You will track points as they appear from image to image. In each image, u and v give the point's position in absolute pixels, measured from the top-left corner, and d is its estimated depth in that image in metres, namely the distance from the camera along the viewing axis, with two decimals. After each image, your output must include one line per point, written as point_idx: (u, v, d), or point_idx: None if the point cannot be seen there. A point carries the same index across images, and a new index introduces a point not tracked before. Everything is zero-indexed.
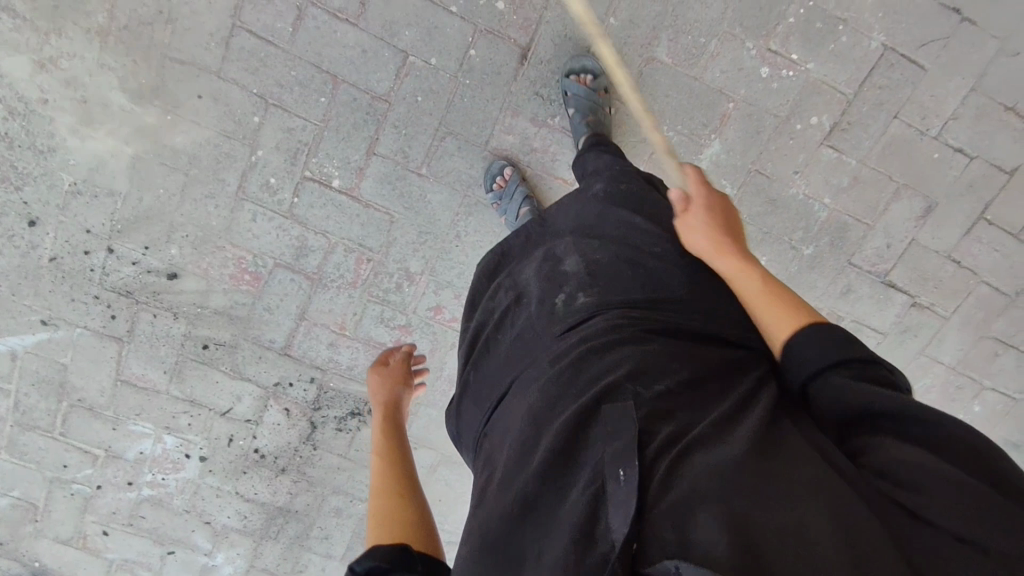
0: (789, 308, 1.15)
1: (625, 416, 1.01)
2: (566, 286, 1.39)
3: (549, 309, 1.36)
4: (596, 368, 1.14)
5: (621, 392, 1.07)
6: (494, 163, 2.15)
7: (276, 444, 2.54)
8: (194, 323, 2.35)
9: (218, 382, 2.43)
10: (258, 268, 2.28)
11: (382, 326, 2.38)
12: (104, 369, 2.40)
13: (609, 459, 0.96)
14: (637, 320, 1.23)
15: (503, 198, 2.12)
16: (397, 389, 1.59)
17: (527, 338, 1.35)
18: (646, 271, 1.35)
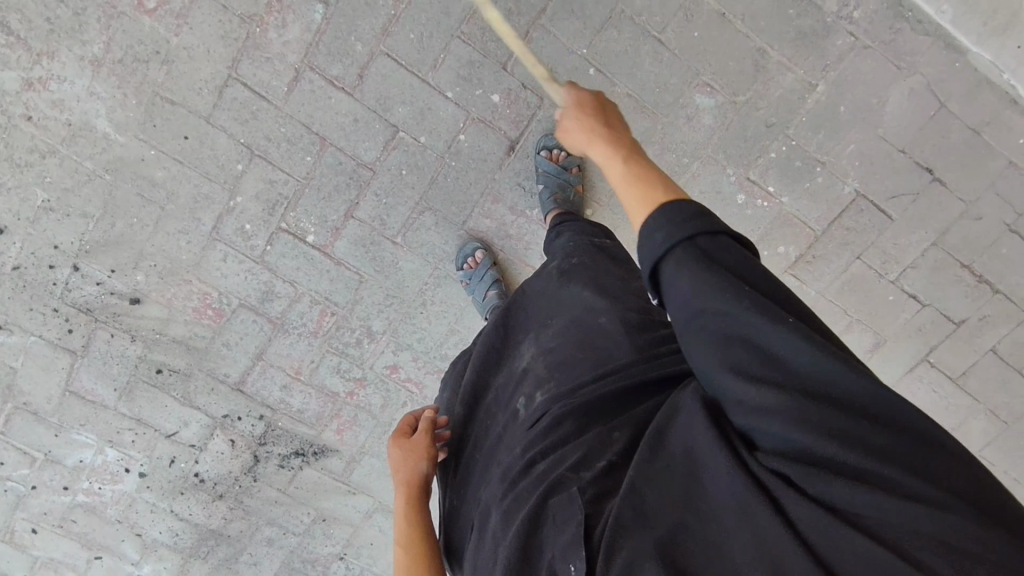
0: (646, 192, 1.07)
1: (569, 508, 1.04)
2: (524, 386, 1.45)
3: (513, 414, 1.42)
4: (542, 466, 1.18)
5: (563, 483, 1.10)
6: (467, 244, 2.19)
7: (216, 471, 2.56)
8: (151, 347, 2.37)
9: (168, 406, 2.46)
10: (222, 306, 2.30)
11: (337, 376, 2.41)
12: (53, 378, 2.40)
13: (558, 560, 0.99)
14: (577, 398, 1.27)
15: (472, 279, 2.14)
16: (421, 463, 1.45)
17: (498, 443, 1.41)
18: (595, 347, 1.39)
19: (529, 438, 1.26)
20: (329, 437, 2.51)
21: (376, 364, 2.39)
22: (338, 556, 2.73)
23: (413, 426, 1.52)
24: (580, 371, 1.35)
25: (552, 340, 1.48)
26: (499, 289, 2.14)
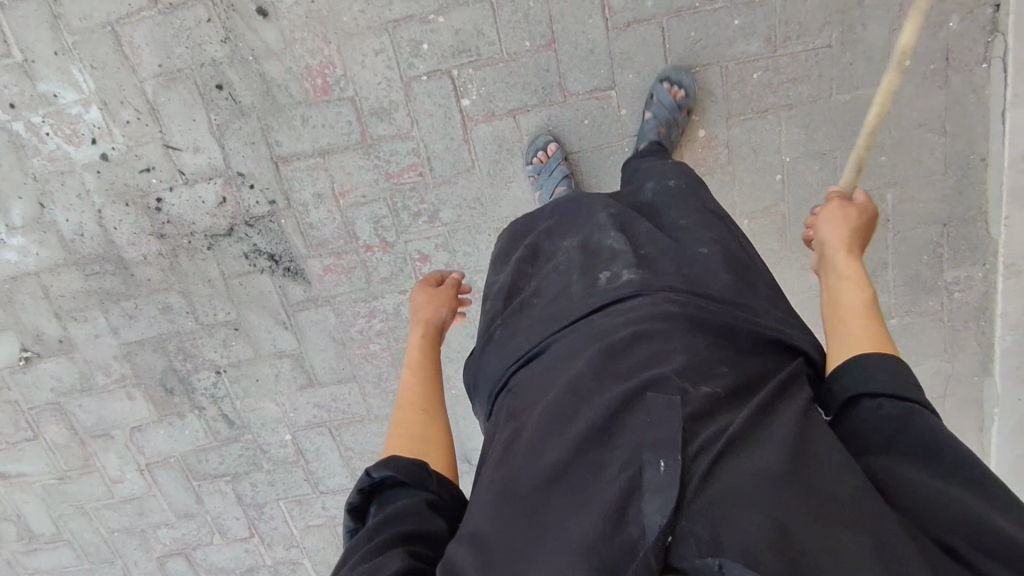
0: (870, 328, 1.23)
1: (670, 410, 1.03)
2: (609, 267, 1.39)
3: (588, 282, 1.37)
4: (640, 358, 1.15)
5: (667, 387, 1.09)
6: (540, 137, 2.12)
7: (180, 213, 2.28)
8: (233, 61, 2.09)
9: (195, 123, 2.17)
10: (335, 87, 2.10)
11: (371, 225, 2.28)
12: (109, 3, 2.04)
13: (647, 448, 0.99)
14: (681, 307, 1.24)
15: (541, 173, 2.08)
16: (442, 308, 1.67)
17: (563, 306, 1.35)
18: (692, 270, 1.35)
19: (624, 322, 1.23)
20: (312, 266, 2.34)
21: (412, 243, 2.30)
22: (216, 368, 2.51)
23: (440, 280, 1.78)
24: (673, 280, 1.31)
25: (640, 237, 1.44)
26: (568, 186, 2.08)
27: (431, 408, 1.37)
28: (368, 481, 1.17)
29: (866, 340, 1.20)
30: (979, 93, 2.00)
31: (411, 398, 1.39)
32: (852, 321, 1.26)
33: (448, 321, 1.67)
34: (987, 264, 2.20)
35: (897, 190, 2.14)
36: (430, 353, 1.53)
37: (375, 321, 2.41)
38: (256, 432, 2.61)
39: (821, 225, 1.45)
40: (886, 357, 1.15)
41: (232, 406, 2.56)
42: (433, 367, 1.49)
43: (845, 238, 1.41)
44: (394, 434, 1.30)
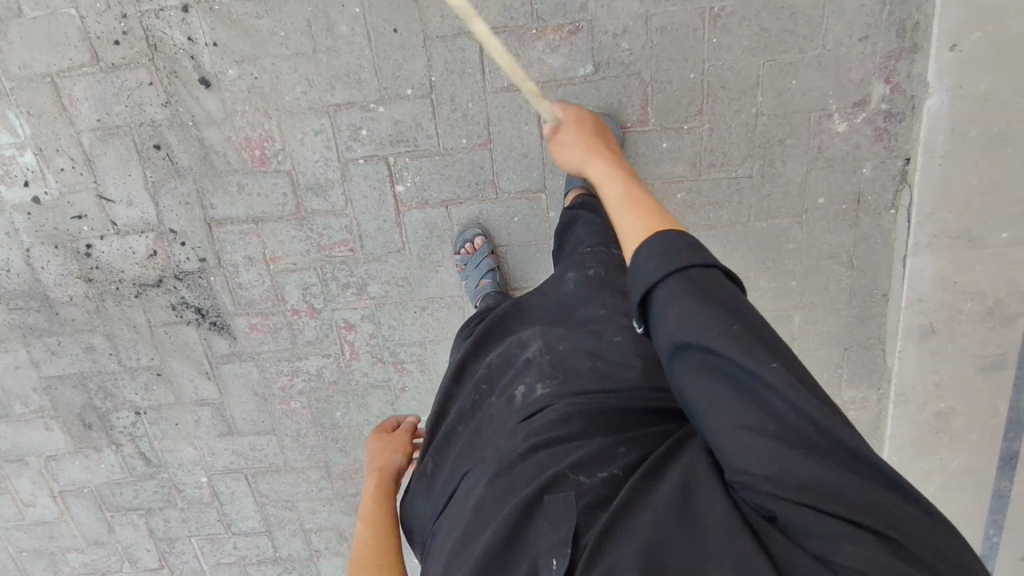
0: (647, 210, 1.15)
1: (565, 511, 1.10)
2: (524, 376, 1.40)
3: (506, 398, 1.39)
4: (541, 461, 1.20)
5: (564, 483, 1.14)
6: (467, 229, 2.18)
7: (109, 261, 2.29)
8: (172, 124, 2.10)
9: (130, 178, 2.18)
10: (272, 159, 2.13)
11: (300, 292, 2.32)
12: (48, 55, 2.03)
13: (543, 553, 1.05)
14: (584, 406, 1.26)
15: (468, 265, 2.14)
16: (397, 453, 1.63)
17: (486, 415, 1.41)
18: (606, 362, 1.35)
19: (529, 430, 1.27)
20: (238, 322, 2.37)
21: (339, 312, 2.34)
22: (135, 409, 2.53)
23: (395, 426, 1.74)
24: (586, 380, 1.33)
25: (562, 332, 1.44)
26: (492, 279, 2.14)
27: (386, 566, 1.34)
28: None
29: (640, 223, 1.12)
30: (886, 234, 2.12)
31: (364, 556, 1.36)
32: (621, 213, 1.18)
33: (404, 467, 1.63)
34: (881, 389, 2.33)
35: (803, 313, 2.25)
36: (387, 500, 1.50)
37: (297, 380, 2.46)
38: (172, 471, 2.64)
39: (560, 138, 1.45)
40: (673, 231, 1.06)
41: (149, 445, 2.59)
42: (387, 519, 1.46)
43: (586, 142, 1.41)
44: None
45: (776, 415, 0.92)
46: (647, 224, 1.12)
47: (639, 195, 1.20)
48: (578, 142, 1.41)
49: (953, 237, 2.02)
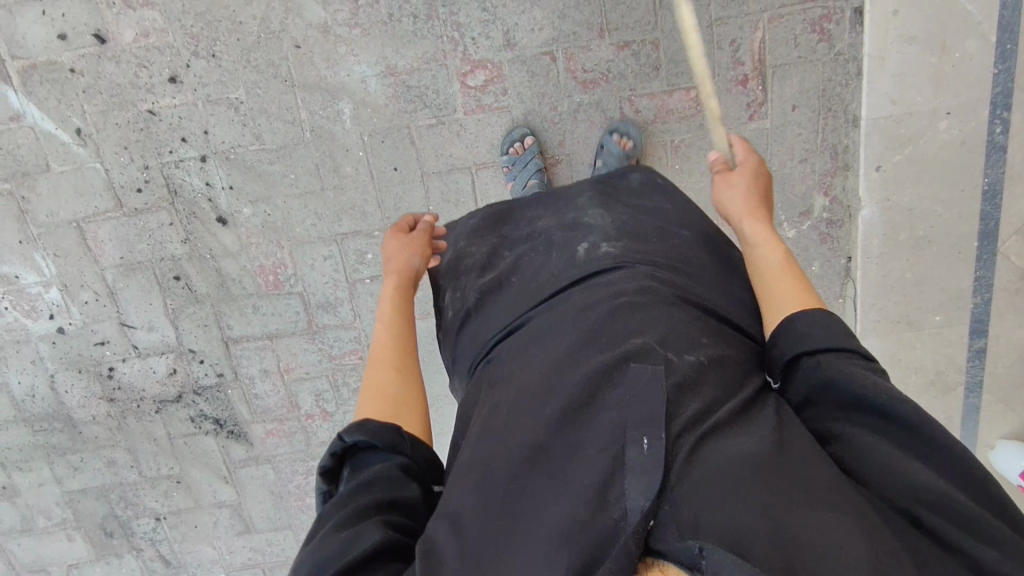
0: (800, 289, 1.20)
1: (654, 380, 1.02)
2: (589, 238, 1.42)
3: (567, 253, 1.41)
4: (620, 331, 1.13)
5: (651, 358, 1.07)
6: (515, 129, 2.14)
7: (131, 382, 2.44)
8: (191, 258, 2.29)
9: (152, 307, 2.35)
10: (286, 282, 2.33)
11: (313, 398, 2.49)
12: (74, 204, 2.21)
13: (631, 424, 0.96)
14: (662, 280, 1.26)
15: (515, 165, 2.11)
16: (414, 257, 1.58)
17: (537, 294, 1.36)
18: (672, 244, 1.40)
19: (609, 299, 1.22)
20: (255, 429, 2.53)
21: (349, 414, 2.51)
22: (156, 515, 2.65)
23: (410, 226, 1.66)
24: (655, 254, 1.35)
25: (619, 216, 1.47)
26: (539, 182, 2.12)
27: (406, 371, 1.32)
28: (340, 445, 1.12)
29: (794, 301, 1.17)
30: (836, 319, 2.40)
31: (384, 358, 1.35)
32: (774, 282, 1.23)
33: (422, 270, 1.59)
34: None
35: None
36: (405, 307, 1.48)
37: (312, 478, 2.61)
38: (192, 570, 2.75)
39: (729, 177, 1.43)
40: (817, 312, 1.11)
41: (169, 548, 2.71)
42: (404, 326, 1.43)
43: (753, 190, 1.39)
44: (366, 393, 1.26)
45: (914, 444, 0.95)
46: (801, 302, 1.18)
47: (793, 269, 1.25)
48: (746, 190, 1.39)
49: (894, 321, 2.32)
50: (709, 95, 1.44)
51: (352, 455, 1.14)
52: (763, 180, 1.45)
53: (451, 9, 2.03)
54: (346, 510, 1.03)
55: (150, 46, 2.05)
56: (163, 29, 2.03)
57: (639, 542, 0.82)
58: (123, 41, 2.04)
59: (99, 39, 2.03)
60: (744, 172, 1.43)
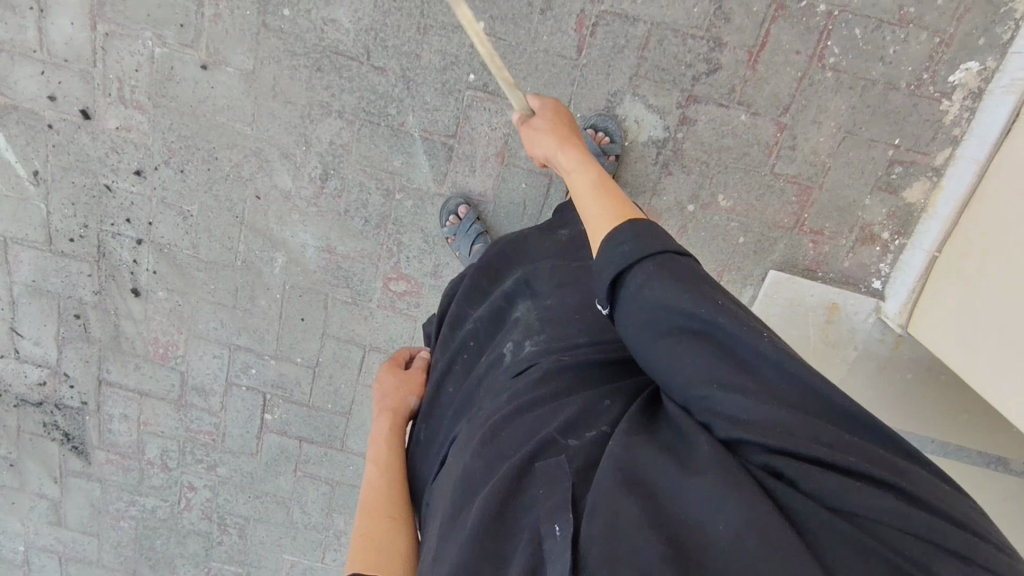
0: (612, 200, 1.23)
1: (559, 474, 0.97)
2: (513, 336, 1.35)
3: (495, 358, 1.35)
4: (529, 424, 1.09)
5: (554, 446, 1.02)
6: (451, 201, 2.18)
7: (4, 375, 2.64)
8: (96, 307, 2.48)
9: (44, 329, 2.54)
10: (172, 359, 2.56)
11: (159, 450, 2.73)
12: (8, 226, 2.36)
13: (543, 520, 0.92)
14: (573, 362, 1.19)
15: (455, 235, 2.14)
16: (410, 395, 1.57)
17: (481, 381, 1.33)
18: (594, 316, 1.29)
19: (513, 398, 1.18)
20: (97, 454, 2.76)
21: (185, 475, 2.77)
22: None
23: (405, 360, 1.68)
24: (571, 335, 1.26)
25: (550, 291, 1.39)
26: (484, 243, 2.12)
27: (393, 511, 1.28)
28: None
29: (611, 213, 1.18)
30: None
31: (373, 506, 1.29)
32: (587, 199, 1.26)
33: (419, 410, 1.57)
34: None
35: None
36: (396, 444, 1.46)
37: (132, 508, 2.86)
38: None
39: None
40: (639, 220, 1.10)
41: None
42: (398, 468, 1.41)
43: (410, 383, 1.58)
44: (356, 543, 1.20)
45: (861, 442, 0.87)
46: (616, 215, 1.18)
47: (607, 183, 1.29)
48: (404, 386, 1.58)
49: None
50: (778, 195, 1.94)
51: None
52: (412, 404, 1.56)
53: (398, 228, 2.26)
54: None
55: (128, 140, 2.20)
56: (145, 132, 2.18)
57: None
58: (106, 125, 2.18)
59: (84, 115, 2.16)
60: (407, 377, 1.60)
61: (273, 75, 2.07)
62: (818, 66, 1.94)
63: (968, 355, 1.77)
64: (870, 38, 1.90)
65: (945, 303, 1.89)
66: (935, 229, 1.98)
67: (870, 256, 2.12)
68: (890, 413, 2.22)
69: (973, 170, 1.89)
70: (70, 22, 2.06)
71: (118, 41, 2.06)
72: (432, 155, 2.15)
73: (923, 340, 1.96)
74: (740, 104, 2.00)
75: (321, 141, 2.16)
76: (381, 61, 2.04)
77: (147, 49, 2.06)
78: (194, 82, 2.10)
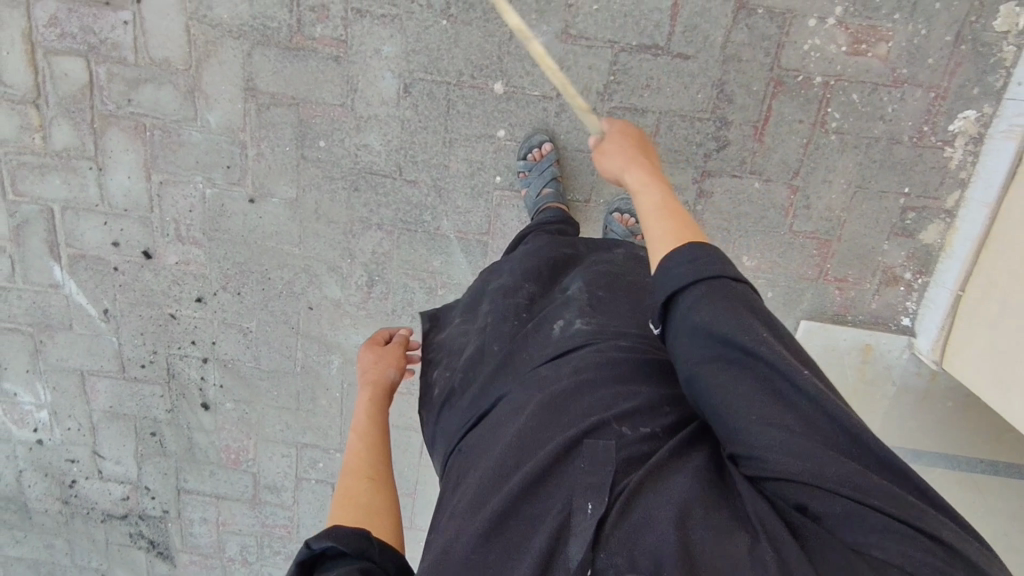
0: (679, 222, 1.22)
1: (602, 454, 1.05)
2: (564, 313, 1.40)
3: (542, 327, 1.39)
4: (586, 402, 1.15)
5: (605, 429, 1.09)
6: (535, 135, 2.09)
7: (89, 494, 2.81)
8: (170, 423, 2.65)
9: (124, 448, 2.71)
10: (243, 462, 2.70)
11: (239, 547, 2.88)
12: (83, 360, 2.54)
13: (577, 493, 1.01)
14: (633, 351, 1.26)
15: (531, 171, 2.07)
16: (391, 368, 1.66)
17: (524, 353, 1.37)
18: (646, 318, 1.37)
19: (570, 371, 1.24)
20: (181, 556, 2.92)
21: (265, 567, 2.91)
22: None
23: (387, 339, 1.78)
24: (626, 329, 1.33)
25: (610, 289, 1.45)
26: (555, 190, 2.07)
27: (375, 480, 1.34)
28: (307, 553, 1.06)
29: (668, 234, 1.19)
30: None
31: (355, 471, 1.35)
32: (652, 219, 1.26)
33: (398, 381, 1.66)
34: None
35: None
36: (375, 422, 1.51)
37: None
38: None
39: (601, 152, 1.54)
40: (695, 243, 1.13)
41: None
42: (378, 438, 1.47)
43: (386, 358, 1.68)
44: (339, 502, 1.26)
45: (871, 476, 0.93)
46: (675, 233, 1.19)
47: (671, 205, 1.29)
48: (377, 360, 1.67)
49: None
50: (574, 93, 1.54)
51: (320, 565, 1.07)
52: (389, 376, 1.64)
53: None
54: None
55: (187, 271, 2.37)
56: (203, 263, 2.36)
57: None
58: (168, 261, 2.36)
59: (146, 255, 2.35)
60: (385, 353, 1.69)
61: (315, 199, 2.24)
62: (822, 131, 2.05)
63: (1003, 398, 1.84)
64: (868, 100, 2.01)
65: (973, 342, 1.98)
66: (955, 268, 2.07)
67: (896, 296, 2.21)
68: (937, 440, 2.27)
69: (985, 214, 1.98)
70: (127, 175, 2.23)
71: (171, 188, 2.24)
72: (469, 251, 2.28)
73: (960, 377, 2.03)
74: (752, 173, 2.12)
75: (365, 251, 2.31)
76: (413, 174, 2.18)
77: (199, 191, 2.24)
78: (244, 215, 2.27)
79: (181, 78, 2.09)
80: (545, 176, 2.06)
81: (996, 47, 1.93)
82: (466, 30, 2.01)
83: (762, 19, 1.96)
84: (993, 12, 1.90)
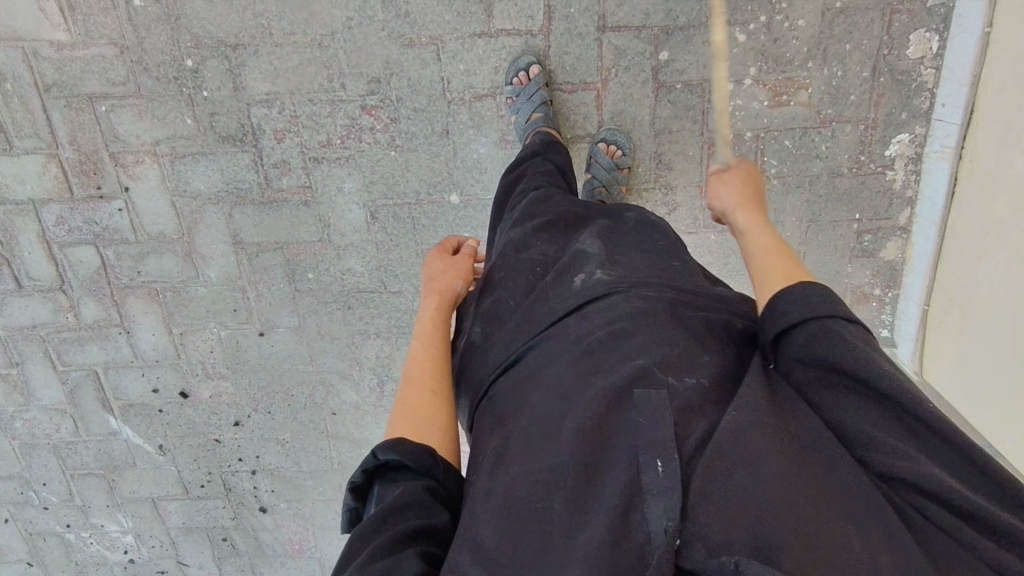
0: (788, 261, 1.19)
1: (660, 406, 1.00)
2: (584, 261, 1.35)
3: (562, 275, 1.34)
4: (626, 349, 1.12)
5: (653, 380, 1.05)
6: (522, 57, 2.03)
7: None
8: (236, 527, 2.94)
9: (203, 554, 3.02)
10: (307, 549, 2.97)
11: None
12: (152, 488, 2.86)
13: (642, 450, 0.96)
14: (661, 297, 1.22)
15: (520, 95, 2.00)
16: (457, 281, 1.55)
17: (541, 291, 1.34)
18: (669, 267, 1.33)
19: (599, 318, 1.20)
20: None
21: None
22: None
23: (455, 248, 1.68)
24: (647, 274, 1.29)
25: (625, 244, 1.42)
26: (544, 115, 2.02)
27: (436, 387, 1.28)
28: (374, 462, 1.13)
29: (782, 273, 1.16)
30: None
31: (416, 378, 1.30)
32: (761, 264, 1.22)
33: (466, 295, 1.56)
34: None
35: None
36: (442, 323, 1.45)
37: None
38: None
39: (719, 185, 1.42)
40: (805, 285, 1.10)
41: None
42: (444, 343, 1.40)
43: (451, 269, 1.57)
44: (399, 413, 1.23)
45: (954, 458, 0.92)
46: (787, 275, 1.16)
47: (782, 246, 1.25)
48: (441, 270, 1.57)
49: None
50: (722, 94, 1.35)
51: (384, 472, 1.15)
52: (458, 287, 1.54)
53: None
54: (370, 538, 1.02)
55: (222, 401, 2.64)
56: (233, 392, 2.62)
57: (670, 566, 0.81)
58: (202, 396, 2.63)
59: (184, 394, 2.63)
60: (450, 262, 1.59)
61: (316, 323, 2.46)
62: (763, 178, 2.14)
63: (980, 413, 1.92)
64: (801, 143, 2.08)
65: (945, 352, 2.08)
66: (918, 281, 2.15)
67: (870, 312, 2.28)
68: None
69: (934, 231, 2.06)
70: (152, 333, 2.51)
71: (191, 336, 2.51)
72: None
73: (964, 417, 2.00)
74: (708, 228, 2.21)
75: (370, 357, 2.52)
76: (396, 286, 2.38)
77: (215, 334, 2.50)
78: (257, 346, 2.51)
79: (178, 246, 2.33)
80: (534, 110, 2.01)
81: (915, 72, 1.97)
82: (414, 155, 2.17)
83: (682, 92, 2.05)
84: (905, 42, 1.94)
